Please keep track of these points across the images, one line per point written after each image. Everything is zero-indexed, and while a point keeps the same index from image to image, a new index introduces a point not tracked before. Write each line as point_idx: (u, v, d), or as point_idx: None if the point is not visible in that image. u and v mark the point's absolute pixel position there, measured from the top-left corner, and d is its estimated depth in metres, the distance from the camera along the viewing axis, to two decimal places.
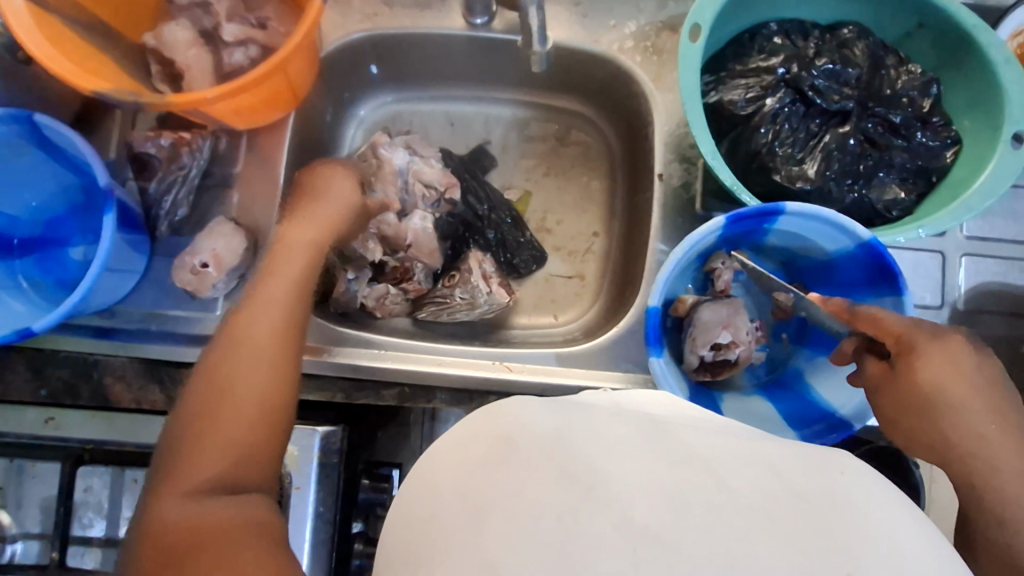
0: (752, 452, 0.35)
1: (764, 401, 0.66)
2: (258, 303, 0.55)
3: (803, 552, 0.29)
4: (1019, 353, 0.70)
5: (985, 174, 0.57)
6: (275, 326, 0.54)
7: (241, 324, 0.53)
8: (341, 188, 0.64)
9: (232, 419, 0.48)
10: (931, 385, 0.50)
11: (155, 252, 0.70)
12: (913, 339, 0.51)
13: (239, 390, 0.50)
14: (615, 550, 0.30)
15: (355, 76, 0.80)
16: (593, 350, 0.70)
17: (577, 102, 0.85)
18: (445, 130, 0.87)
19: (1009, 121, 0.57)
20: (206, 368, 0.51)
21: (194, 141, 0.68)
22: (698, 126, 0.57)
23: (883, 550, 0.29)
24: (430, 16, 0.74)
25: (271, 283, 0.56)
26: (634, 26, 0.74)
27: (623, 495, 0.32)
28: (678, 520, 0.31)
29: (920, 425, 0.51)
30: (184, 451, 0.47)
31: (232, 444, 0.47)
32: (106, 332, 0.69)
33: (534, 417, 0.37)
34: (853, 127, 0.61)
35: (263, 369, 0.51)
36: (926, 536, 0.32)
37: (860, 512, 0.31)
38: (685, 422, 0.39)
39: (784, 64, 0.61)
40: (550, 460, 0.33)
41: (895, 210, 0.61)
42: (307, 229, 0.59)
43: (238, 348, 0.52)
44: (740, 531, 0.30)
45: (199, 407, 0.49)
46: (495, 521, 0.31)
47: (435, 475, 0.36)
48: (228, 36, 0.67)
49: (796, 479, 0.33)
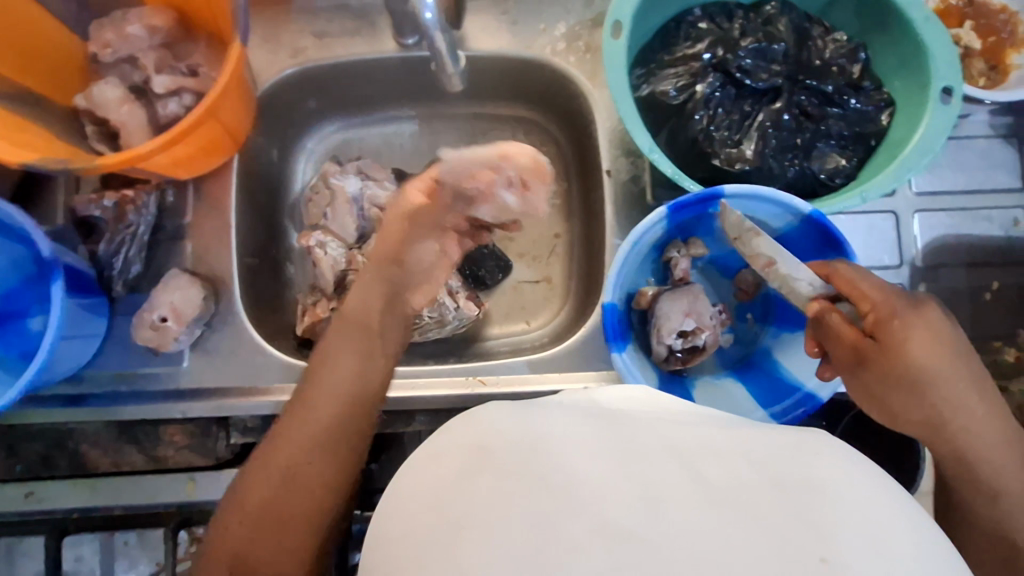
0: (729, 442, 0.35)
1: (737, 383, 0.67)
2: (316, 379, 0.56)
3: (785, 549, 0.29)
4: (979, 301, 0.72)
5: (919, 133, 0.58)
6: (339, 398, 0.54)
7: (312, 395, 0.54)
8: (400, 215, 0.63)
9: (280, 497, 0.50)
10: (925, 357, 0.47)
11: (116, 312, 0.70)
12: (895, 306, 0.49)
13: (295, 466, 0.51)
14: (593, 555, 0.30)
15: (296, 112, 0.80)
16: (564, 353, 0.70)
17: (521, 106, 0.84)
18: (395, 152, 0.86)
19: (936, 77, 0.58)
20: (273, 436, 0.53)
21: (138, 198, 0.68)
22: (632, 122, 0.58)
23: (863, 539, 0.30)
24: (360, 42, 0.75)
25: (333, 358, 0.57)
26: (564, 26, 0.75)
27: (598, 498, 0.32)
28: (657, 518, 0.31)
29: (910, 402, 0.48)
30: (232, 521, 0.50)
31: (284, 519, 0.49)
32: (77, 399, 0.69)
33: (508, 424, 0.37)
34: (785, 103, 0.62)
35: (307, 444, 0.52)
36: (905, 516, 0.32)
37: (840, 499, 0.31)
38: (657, 412, 0.39)
39: (709, 49, 0.62)
40: (525, 466, 0.33)
41: (838, 178, 0.62)
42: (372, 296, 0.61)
43: (290, 420, 0.54)
44: (721, 529, 0.30)
45: (255, 478, 0.51)
46: (468, 534, 0.31)
47: (401, 495, 0.36)
48: (159, 88, 0.67)
49: (773, 468, 0.33)
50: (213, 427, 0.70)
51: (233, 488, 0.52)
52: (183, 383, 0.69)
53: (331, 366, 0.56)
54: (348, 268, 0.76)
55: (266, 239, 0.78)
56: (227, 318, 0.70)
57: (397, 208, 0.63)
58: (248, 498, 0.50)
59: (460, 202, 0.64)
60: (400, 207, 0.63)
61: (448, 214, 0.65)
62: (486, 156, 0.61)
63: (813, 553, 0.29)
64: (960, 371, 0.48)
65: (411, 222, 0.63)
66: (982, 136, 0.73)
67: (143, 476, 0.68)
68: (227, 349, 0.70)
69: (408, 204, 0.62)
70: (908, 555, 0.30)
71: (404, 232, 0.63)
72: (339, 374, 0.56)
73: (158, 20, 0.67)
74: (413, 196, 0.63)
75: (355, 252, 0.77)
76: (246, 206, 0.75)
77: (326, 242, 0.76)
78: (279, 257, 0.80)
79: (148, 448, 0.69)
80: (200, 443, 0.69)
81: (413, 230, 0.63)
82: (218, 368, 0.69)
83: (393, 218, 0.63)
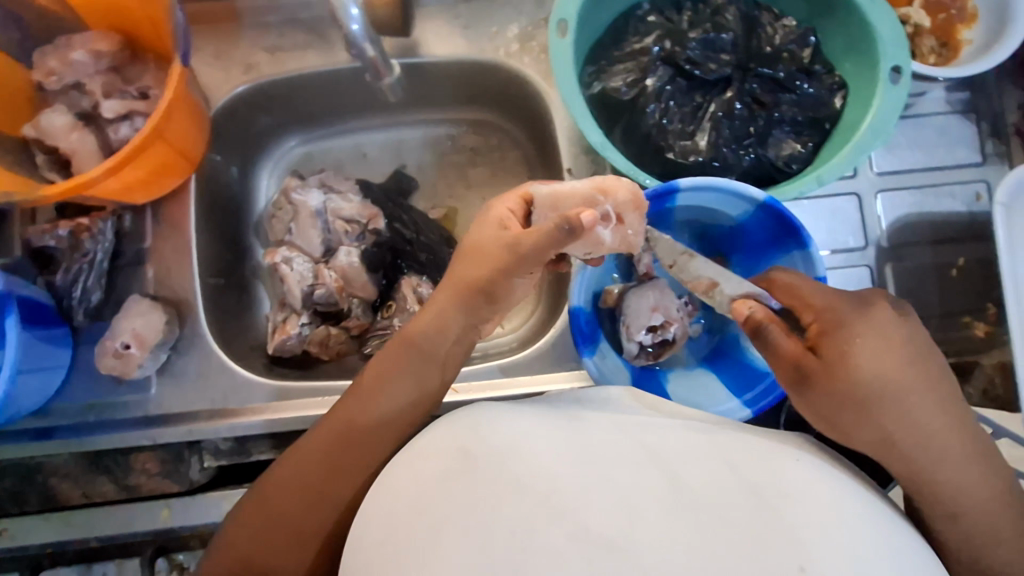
0: (706, 448, 0.41)
1: (708, 373, 0.67)
2: (362, 397, 0.53)
3: (747, 541, 0.35)
4: (945, 278, 0.72)
5: (871, 114, 0.58)
6: (372, 423, 0.52)
7: (349, 412, 0.52)
8: (490, 234, 0.55)
9: (293, 507, 0.50)
10: (869, 368, 0.46)
11: (79, 342, 0.69)
12: (837, 314, 0.49)
13: (313, 479, 0.50)
14: (572, 554, 0.34)
15: (254, 128, 0.80)
16: (536, 355, 0.70)
17: (483, 111, 0.84)
18: (359, 162, 0.86)
19: (885, 57, 0.58)
20: (299, 444, 0.53)
21: (93, 225, 0.67)
22: (584, 120, 0.57)
23: (813, 531, 0.35)
24: (312, 54, 0.75)
25: (380, 378, 0.53)
26: (516, 28, 0.75)
27: (580, 501, 0.36)
28: (635, 518, 0.35)
29: (858, 420, 0.47)
30: (244, 517, 0.51)
31: (291, 530, 0.49)
32: (46, 432, 0.68)
33: (503, 428, 0.41)
34: (736, 92, 0.62)
35: (336, 460, 0.50)
36: (852, 513, 0.38)
37: (796, 498, 0.37)
38: (642, 420, 0.45)
39: (657, 43, 0.62)
40: (516, 469, 0.38)
41: (794, 164, 0.62)
42: (430, 318, 0.55)
43: (321, 429, 0.52)
44: (694, 526, 0.35)
45: (272, 482, 0.51)
46: (456, 528, 0.36)
47: (393, 498, 0.40)
48: (109, 113, 0.66)
49: (743, 472, 0.39)
50: (184, 452, 0.68)
51: (255, 486, 0.53)
52: (151, 409, 0.68)
53: (376, 384, 0.53)
54: (314, 283, 0.76)
55: (230, 258, 0.78)
56: (192, 341, 0.70)
57: (488, 224, 0.56)
58: (267, 501, 0.50)
59: (559, 241, 0.51)
60: (489, 225, 0.56)
61: (548, 253, 0.52)
62: (580, 190, 0.56)
63: (773, 546, 0.34)
64: (906, 370, 0.47)
65: (499, 243, 0.54)
66: (939, 113, 0.73)
67: (115, 506, 0.67)
68: (195, 372, 0.69)
69: (501, 224, 0.55)
70: (855, 545, 0.36)
71: (495, 256, 0.53)
72: (387, 396, 0.53)
73: (103, 45, 0.66)
74: (505, 215, 0.56)
75: (322, 265, 0.77)
76: (207, 227, 0.74)
77: (292, 258, 0.76)
78: (246, 276, 0.80)
79: (119, 478, 0.68)
80: (173, 469, 0.68)
81: (506, 260, 0.53)
82: (187, 392, 0.69)
83: (473, 237, 0.56)
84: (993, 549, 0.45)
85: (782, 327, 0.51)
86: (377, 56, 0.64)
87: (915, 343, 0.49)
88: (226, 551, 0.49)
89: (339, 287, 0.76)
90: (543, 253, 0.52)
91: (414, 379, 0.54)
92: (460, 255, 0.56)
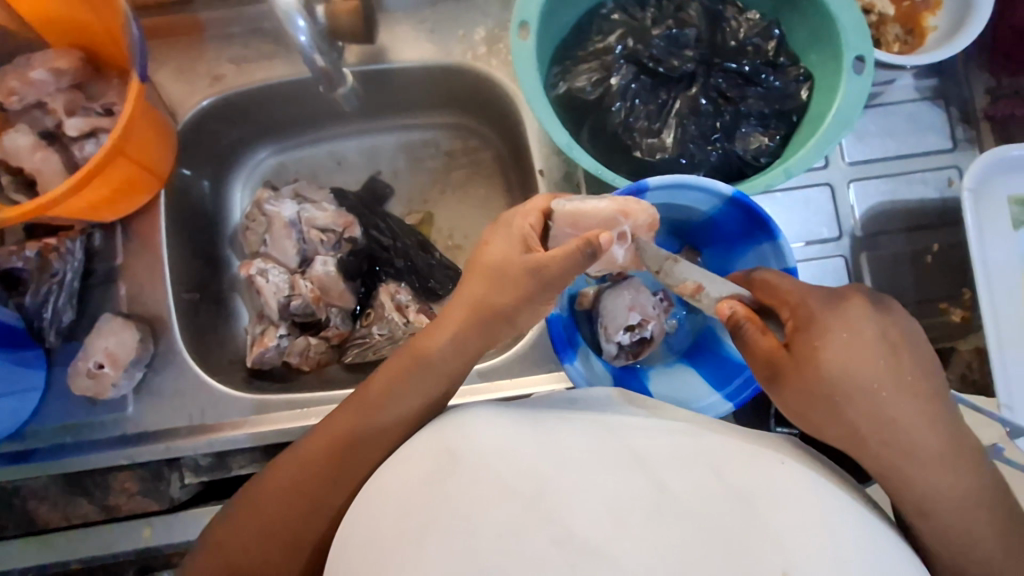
0: (691, 450, 0.40)
1: (689, 369, 0.67)
2: (365, 408, 0.50)
3: (733, 545, 0.34)
4: (921, 264, 0.72)
5: (836, 104, 0.58)
6: (371, 434, 0.49)
7: (347, 420, 0.50)
8: (511, 254, 0.53)
9: (279, 511, 0.48)
10: (839, 365, 0.46)
11: (54, 363, 0.69)
12: (809, 310, 0.49)
13: (304, 484, 0.48)
14: (556, 560, 0.34)
15: (225, 140, 0.79)
16: (514, 359, 0.70)
17: (455, 114, 0.84)
18: (333, 170, 0.85)
19: (848, 47, 0.57)
20: (294, 448, 0.51)
21: (61, 245, 0.66)
22: (549, 121, 0.57)
23: (799, 534, 0.35)
24: (278, 64, 0.74)
25: (384, 389, 0.51)
26: (482, 30, 0.74)
27: (565, 506, 0.36)
28: (620, 525, 0.35)
29: (831, 415, 0.47)
30: (229, 521, 0.49)
31: (276, 534, 0.47)
32: (22, 456, 0.67)
33: (484, 433, 0.41)
34: (700, 87, 0.62)
35: (332, 468, 0.48)
36: (838, 515, 0.38)
37: (782, 501, 0.37)
38: (628, 420, 0.44)
39: (620, 41, 0.62)
40: (500, 476, 0.37)
41: (763, 157, 0.61)
42: (442, 330, 0.53)
43: (317, 434, 0.51)
44: (680, 531, 0.35)
45: (262, 486, 0.50)
46: (438, 536, 0.35)
47: (374, 507, 0.39)
48: (73, 131, 0.65)
49: (729, 475, 0.38)
50: (164, 470, 0.68)
51: (245, 488, 0.51)
52: (128, 428, 0.68)
53: (380, 397, 0.50)
54: (290, 294, 0.75)
55: (205, 272, 0.77)
56: (168, 358, 0.69)
57: (510, 240, 0.53)
58: (257, 506, 0.48)
59: (580, 266, 0.50)
60: (511, 244, 0.53)
61: (567, 278, 0.51)
62: (602, 210, 0.55)
63: (760, 550, 0.34)
64: (879, 365, 0.46)
65: (520, 264, 0.52)
66: (909, 101, 0.74)
67: (96, 527, 0.67)
68: (172, 389, 0.69)
69: (523, 241, 0.53)
70: (839, 548, 0.36)
71: (516, 280, 0.52)
72: (391, 410, 0.50)
73: (63, 62, 0.65)
74: (525, 230, 0.54)
75: (298, 276, 0.76)
76: (179, 243, 0.73)
77: (267, 269, 0.75)
78: (222, 289, 0.79)
79: (99, 499, 0.67)
80: (152, 487, 0.68)
81: (527, 285, 0.51)
82: (164, 409, 0.68)
83: (493, 254, 0.53)
84: (967, 539, 0.45)
85: (759, 326, 0.51)
86: (327, 66, 0.65)
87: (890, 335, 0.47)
88: (211, 554, 0.47)
89: (316, 297, 0.75)
90: (563, 278, 0.51)
91: (418, 392, 0.51)
92: (478, 271, 0.54)
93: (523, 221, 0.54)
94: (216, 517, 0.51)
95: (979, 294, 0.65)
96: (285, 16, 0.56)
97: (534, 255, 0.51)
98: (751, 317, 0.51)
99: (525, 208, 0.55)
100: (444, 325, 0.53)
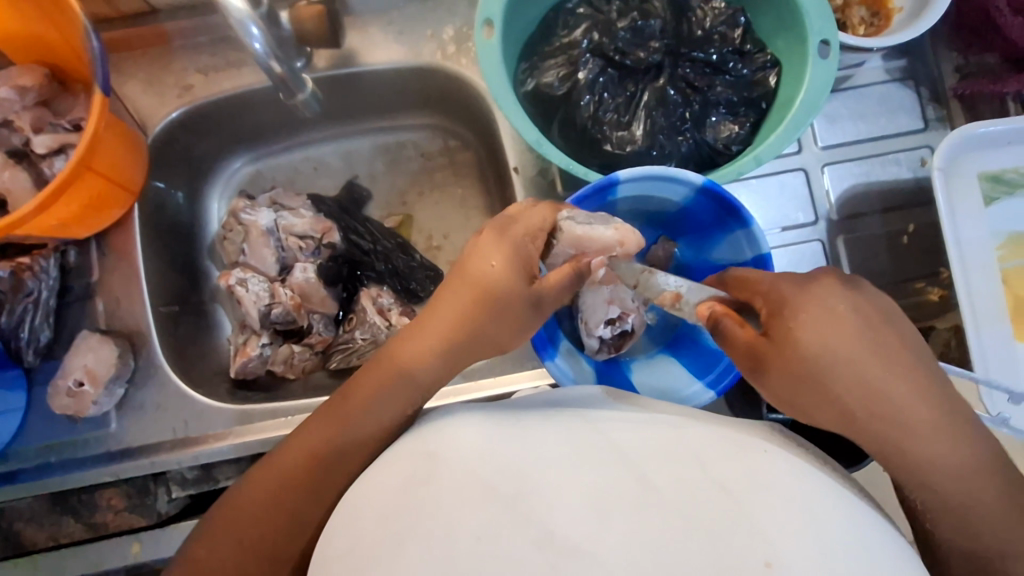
0: (673, 440, 0.40)
1: (670, 359, 0.67)
2: (345, 420, 0.50)
3: (711, 537, 0.35)
4: (898, 245, 0.72)
5: (804, 88, 0.57)
6: (349, 448, 0.49)
7: (324, 433, 0.50)
8: (509, 272, 0.52)
9: (257, 523, 0.48)
10: (816, 345, 0.46)
11: (35, 382, 0.68)
12: (780, 293, 0.49)
13: (281, 496, 0.48)
14: (535, 560, 0.34)
15: (199, 151, 0.79)
16: (497, 357, 0.70)
17: (429, 115, 0.84)
18: (310, 176, 0.85)
19: (812, 32, 0.57)
20: (271, 458, 0.51)
21: (35, 264, 0.66)
22: (516, 118, 0.57)
23: (779, 522, 0.35)
24: (247, 72, 0.74)
25: (362, 400, 0.50)
26: (451, 30, 0.74)
27: (544, 505, 0.36)
28: (599, 524, 0.35)
29: (815, 398, 0.46)
30: (207, 533, 0.48)
31: (254, 545, 0.47)
32: (5, 477, 0.67)
33: (463, 434, 0.40)
34: (668, 78, 0.63)
35: (312, 480, 0.48)
36: (821, 499, 0.38)
37: (764, 487, 0.37)
38: (610, 413, 0.44)
39: (586, 35, 0.62)
40: (479, 477, 0.37)
41: (734, 145, 0.62)
42: (422, 340, 0.52)
43: (295, 444, 0.50)
44: (659, 525, 0.35)
45: (239, 498, 0.49)
46: (418, 541, 0.35)
47: (354, 512, 0.39)
48: (40, 148, 0.65)
49: (711, 464, 0.38)
50: (150, 484, 0.68)
51: (223, 498, 0.51)
52: (112, 445, 0.67)
53: (360, 409, 0.50)
54: (270, 303, 0.74)
55: (185, 284, 0.77)
56: (149, 372, 0.69)
57: (513, 259, 0.52)
58: (237, 517, 0.48)
59: (573, 284, 0.55)
60: (515, 268, 0.52)
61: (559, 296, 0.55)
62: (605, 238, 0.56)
63: (738, 541, 0.35)
64: (854, 343, 0.45)
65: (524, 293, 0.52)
66: (879, 82, 0.74)
67: (84, 545, 0.66)
68: (155, 403, 0.68)
69: (528, 268, 0.52)
70: (821, 533, 0.36)
71: (514, 309, 0.52)
72: (372, 423, 0.49)
73: (27, 79, 0.65)
74: (529, 253, 0.53)
75: (277, 284, 0.75)
76: (156, 256, 0.73)
77: (247, 279, 0.74)
78: (204, 301, 0.79)
79: (85, 516, 0.67)
80: (139, 503, 0.68)
81: (521, 312, 0.52)
82: (148, 424, 0.68)
83: (490, 277, 0.51)
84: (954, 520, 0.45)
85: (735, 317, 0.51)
86: (285, 73, 0.64)
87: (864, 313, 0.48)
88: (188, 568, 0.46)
89: (297, 305, 0.74)
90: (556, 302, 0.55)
91: (398, 406, 0.50)
92: (471, 293, 0.52)
93: (530, 242, 0.54)
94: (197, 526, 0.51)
95: (955, 269, 0.66)
96: (239, 24, 0.56)
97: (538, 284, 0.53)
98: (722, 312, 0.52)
99: (533, 229, 0.54)
100: (425, 336, 0.52)
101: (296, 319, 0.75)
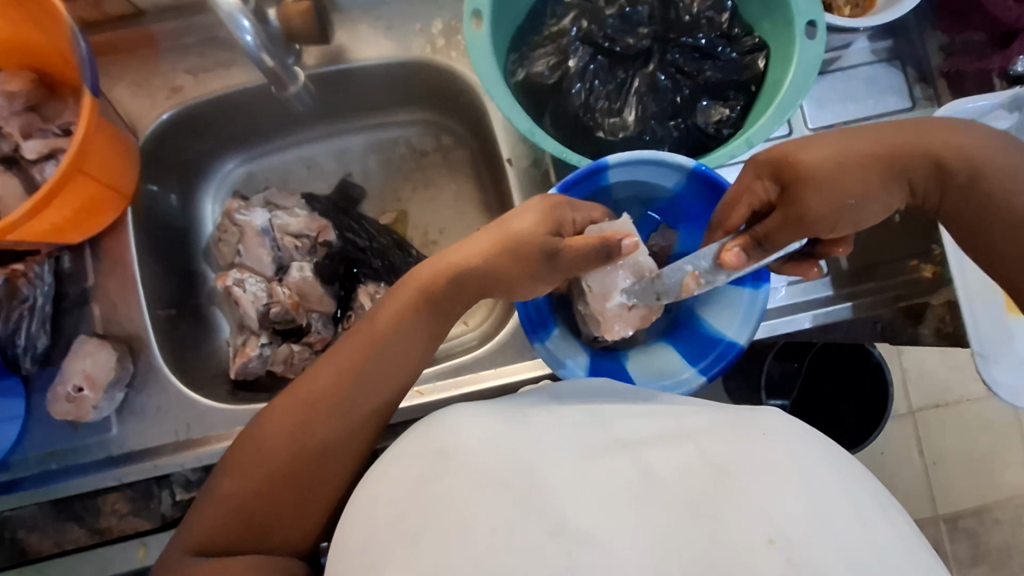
0: (679, 430, 0.40)
1: (667, 346, 0.65)
2: (374, 343, 0.51)
3: (727, 522, 0.34)
4: None
5: (793, 70, 0.57)
6: (379, 375, 0.51)
7: (353, 357, 0.51)
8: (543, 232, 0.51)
9: (286, 449, 0.48)
10: (833, 189, 0.50)
11: (33, 389, 0.68)
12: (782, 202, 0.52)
13: (312, 425, 0.49)
14: (548, 550, 0.33)
15: (191, 153, 0.78)
16: (496, 348, 0.70)
17: (421, 111, 0.84)
18: (303, 175, 0.85)
19: (798, 14, 0.57)
20: (296, 387, 0.51)
21: (29, 270, 0.65)
22: (508, 108, 0.57)
23: (796, 502, 0.34)
24: (236, 71, 0.74)
25: (389, 327, 0.52)
26: (440, 23, 0.74)
27: (555, 500, 0.35)
28: (609, 520, 0.34)
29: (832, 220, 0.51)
30: (232, 465, 0.49)
31: (281, 473, 0.48)
32: (7, 486, 0.67)
33: (468, 430, 0.41)
34: (658, 64, 0.64)
35: (343, 412, 0.49)
36: (836, 481, 0.37)
37: (773, 463, 0.36)
38: (618, 408, 0.45)
39: (575, 23, 0.63)
40: (486, 473, 0.37)
41: (724, 129, 0.62)
42: (444, 266, 0.53)
43: (320, 371, 0.51)
44: (672, 515, 0.34)
45: (264, 427, 0.49)
46: (427, 538, 0.35)
47: (370, 515, 0.39)
48: (30, 154, 0.64)
49: (718, 451, 0.37)
50: (153, 488, 0.67)
51: (246, 431, 0.51)
52: (113, 450, 0.67)
53: (389, 332, 0.51)
54: (268, 302, 0.74)
55: (181, 287, 0.77)
56: (148, 376, 0.68)
57: (547, 217, 0.52)
58: (261, 458, 0.48)
59: (596, 261, 0.52)
60: (548, 225, 0.52)
61: (575, 262, 0.52)
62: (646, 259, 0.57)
63: (756, 526, 0.33)
64: (845, 172, 0.50)
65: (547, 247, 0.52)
66: (865, 64, 0.74)
67: (89, 550, 0.66)
68: (156, 407, 0.68)
69: (558, 226, 0.52)
70: (837, 509, 0.35)
71: (533, 260, 0.51)
72: (401, 343, 0.52)
73: (14, 84, 0.64)
74: (565, 216, 0.53)
75: (275, 283, 0.75)
76: (151, 259, 0.73)
77: (244, 279, 0.74)
78: (201, 303, 0.79)
79: (89, 522, 0.67)
80: (143, 506, 0.67)
81: (540, 268, 0.52)
82: (149, 428, 0.68)
83: (521, 226, 0.51)
84: None
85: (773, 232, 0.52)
86: (277, 66, 0.64)
87: (891, 147, 0.50)
88: (216, 502, 0.48)
89: (297, 305, 0.74)
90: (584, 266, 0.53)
91: (420, 329, 0.52)
92: (497, 237, 0.52)
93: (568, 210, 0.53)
94: (210, 478, 0.50)
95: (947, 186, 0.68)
96: (229, 17, 0.56)
97: (560, 239, 0.51)
98: (728, 231, 0.56)
99: (574, 203, 0.54)
100: (452, 264, 0.52)
101: (296, 318, 0.75)
